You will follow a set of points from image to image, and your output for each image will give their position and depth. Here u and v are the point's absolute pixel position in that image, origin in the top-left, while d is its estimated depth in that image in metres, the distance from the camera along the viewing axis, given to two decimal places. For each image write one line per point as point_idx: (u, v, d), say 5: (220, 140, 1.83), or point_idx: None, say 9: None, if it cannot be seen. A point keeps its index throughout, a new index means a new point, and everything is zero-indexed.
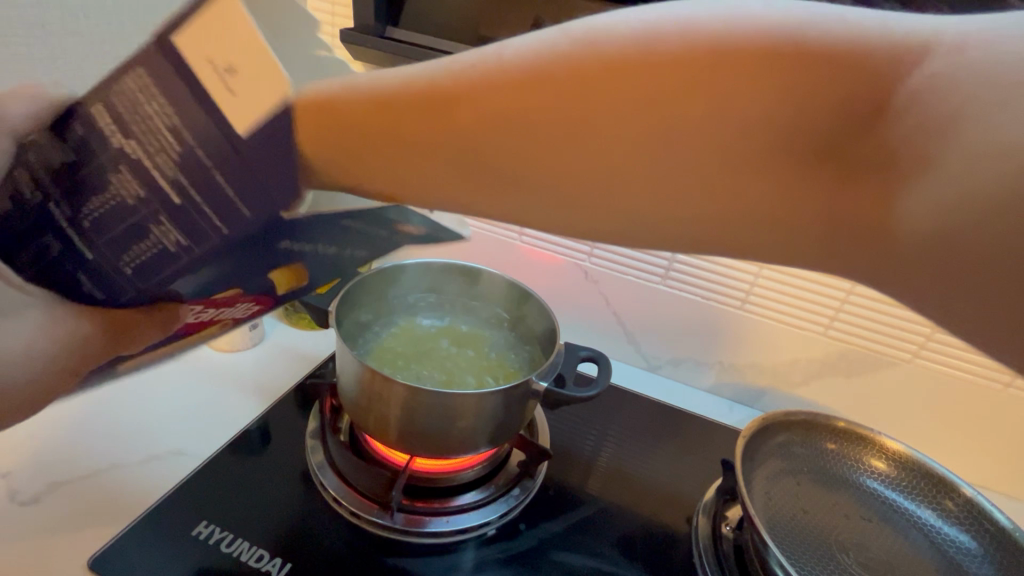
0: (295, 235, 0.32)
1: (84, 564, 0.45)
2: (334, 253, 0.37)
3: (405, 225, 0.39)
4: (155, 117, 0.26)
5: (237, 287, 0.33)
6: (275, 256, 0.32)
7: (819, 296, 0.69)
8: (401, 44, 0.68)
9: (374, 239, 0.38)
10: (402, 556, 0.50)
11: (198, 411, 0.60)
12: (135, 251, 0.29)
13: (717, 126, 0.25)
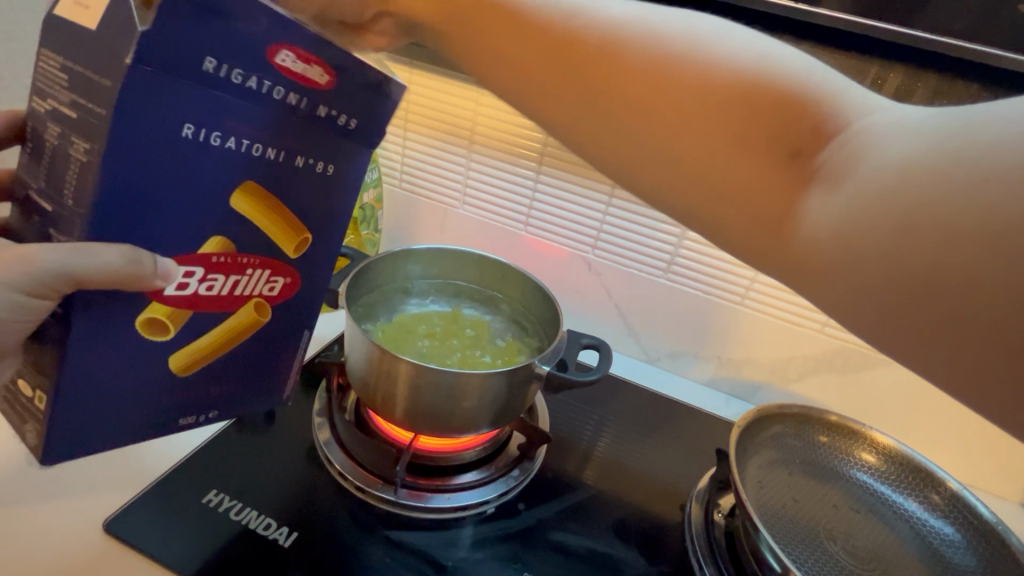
0: (211, 120, 0.34)
1: (100, 525, 0.47)
2: (282, 159, 0.39)
3: (325, 106, 0.39)
4: (55, 69, 0.34)
5: (218, 233, 0.39)
6: (190, 150, 0.35)
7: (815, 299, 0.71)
8: None
9: (318, 130, 0.40)
10: (403, 530, 0.52)
11: None
12: (68, 178, 0.34)
13: (703, 115, 0.32)
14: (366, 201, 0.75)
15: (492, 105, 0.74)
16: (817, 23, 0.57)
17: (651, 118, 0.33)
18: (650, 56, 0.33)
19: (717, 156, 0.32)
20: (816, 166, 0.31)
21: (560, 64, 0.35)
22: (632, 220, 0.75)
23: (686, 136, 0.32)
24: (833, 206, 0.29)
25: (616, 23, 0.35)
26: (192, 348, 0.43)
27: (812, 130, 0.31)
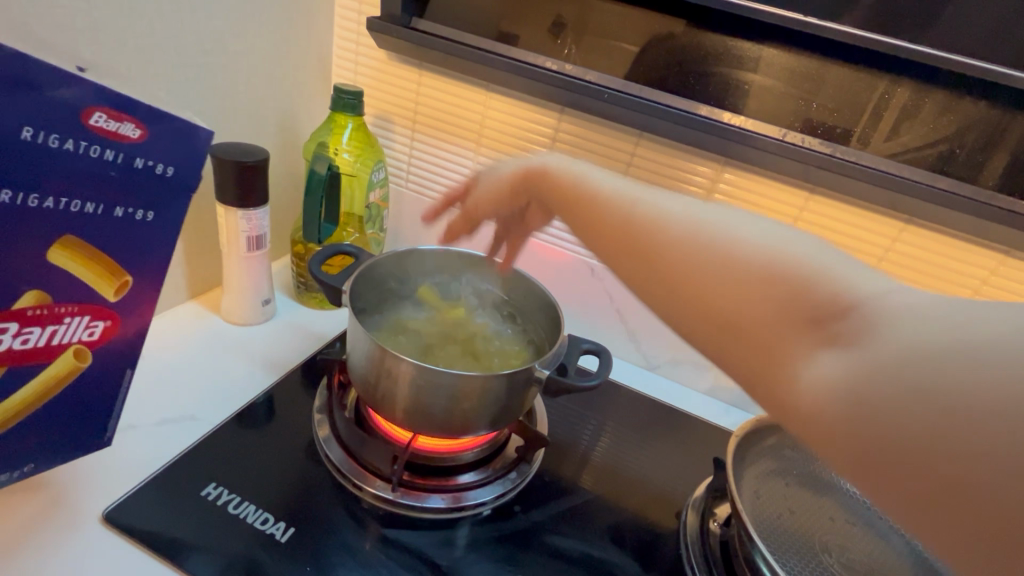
0: (26, 183, 0.35)
1: (99, 515, 0.47)
2: (100, 211, 0.39)
3: (141, 157, 0.39)
4: None
5: (36, 288, 0.38)
6: (6, 211, 0.35)
7: None
8: (426, 35, 0.70)
9: (139, 186, 0.40)
10: (400, 529, 0.52)
11: (208, 381, 0.62)
12: None
13: (734, 284, 0.35)
14: (372, 200, 0.75)
15: (501, 108, 0.75)
16: (824, 35, 0.57)
17: (703, 272, 0.36)
18: (693, 236, 0.38)
19: (758, 327, 0.34)
20: (844, 335, 0.31)
21: (605, 243, 0.43)
22: None
23: (725, 301, 0.35)
24: (838, 370, 0.30)
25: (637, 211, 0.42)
26: (7, 411, 0.41)
27: (828, 312, 0.32)
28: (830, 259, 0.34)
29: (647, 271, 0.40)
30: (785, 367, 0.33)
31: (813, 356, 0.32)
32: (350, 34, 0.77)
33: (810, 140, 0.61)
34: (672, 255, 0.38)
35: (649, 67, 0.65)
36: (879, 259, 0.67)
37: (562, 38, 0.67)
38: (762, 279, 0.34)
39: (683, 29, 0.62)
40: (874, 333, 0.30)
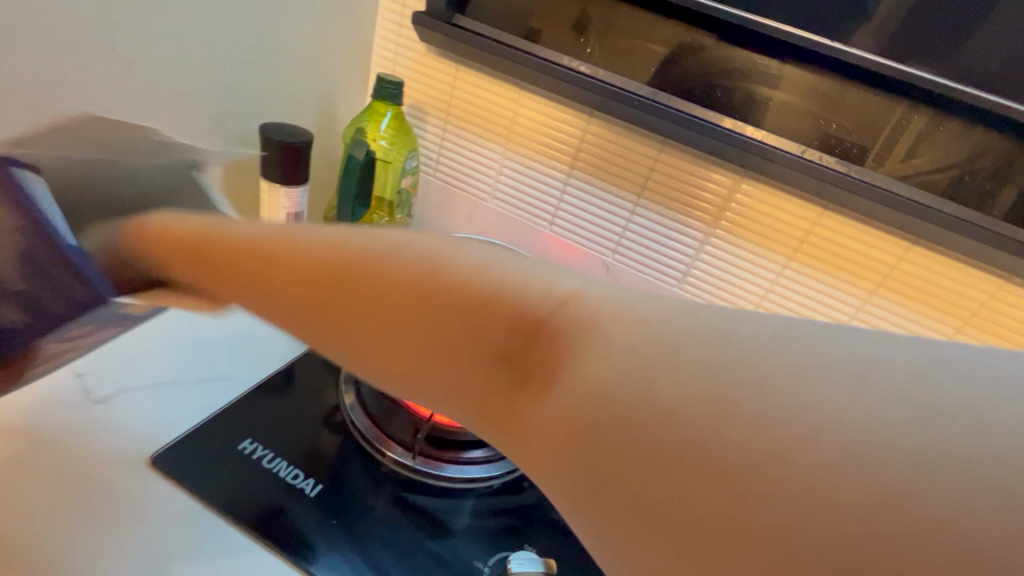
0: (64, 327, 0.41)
1: (147, 458, 0.51)
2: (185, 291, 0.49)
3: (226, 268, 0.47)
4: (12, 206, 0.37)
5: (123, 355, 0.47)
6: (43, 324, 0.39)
7: (845, 293, 0.72)
8: (468, 33, 0.73)
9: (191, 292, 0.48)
10: (417, 493, 0.56)
11: (242, 346, 0.66)
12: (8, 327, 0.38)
13: (418, 328, 0.27)
14: (403, 186, 0.79)
15: (532, 106, 0.78)
16: (842, 59, 0.60)
17: (399, 326, 0.27)
18: (409, 278, 0.27)
19: (477, 382, 0.27)
20: (546, 361, 0.26)
21: (289, 289, 0.28)
22: (652, 232, 0.79)
23: (428, 357, 0.27)
24: (548, 408, 0.25)
25: (350, 238, 0.29)
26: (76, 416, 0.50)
27: (523, 317, 0.26)
28: (502, 256, 0.28)
29: (374, 350, 0.28)
30: (508, 411, 0.26)
31: (522, 396, 0.26)
32: (391, 26, 0.80)
33: (827, 158, 0.64)
34: (378, 318, 0.27)
35: (677, 77, 0.68)
36: (885, 277, 0.70)
37: (584, 37, 0.70)
38: (477, 311, 0.26)
39: (706, 39, 0.65)
40: (572, 343, 0.25)
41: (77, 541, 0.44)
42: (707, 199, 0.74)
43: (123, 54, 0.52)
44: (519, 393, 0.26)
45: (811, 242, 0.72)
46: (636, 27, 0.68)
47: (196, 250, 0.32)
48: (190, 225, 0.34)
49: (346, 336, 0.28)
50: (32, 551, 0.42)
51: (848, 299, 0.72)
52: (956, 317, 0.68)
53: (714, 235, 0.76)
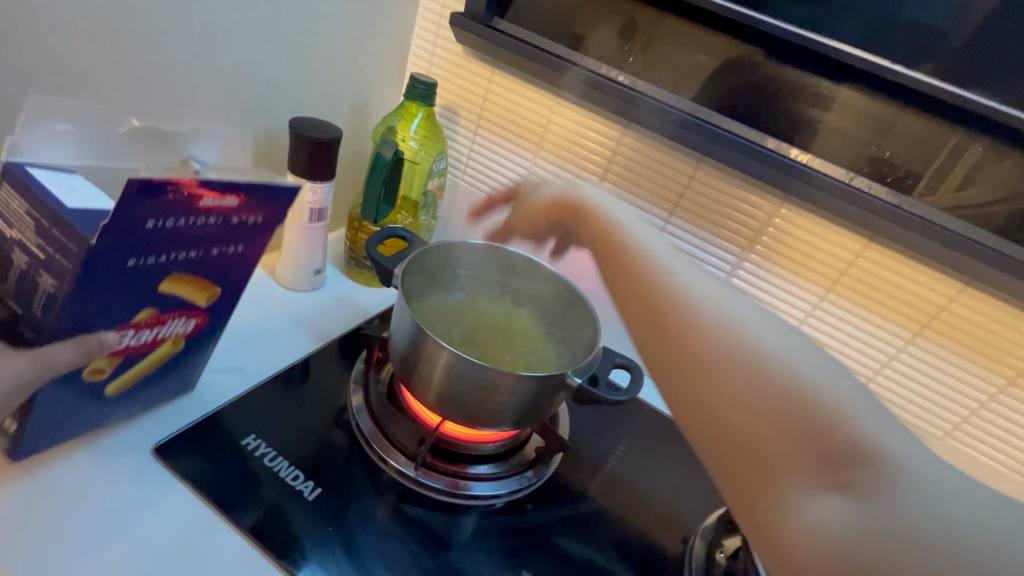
0: (142, 251, 0.38)
1: (152, 448, 0.50)
2: (227, 243, 0.44)
3: (238, 210, 0.42)
4: (16, 206, 0.37)
5: (151, 310, 0.43)
6: (129, 275, 0.39)
7: (886, 331, 0.68)
8: (505, 36, 0.72)
9: (225, 234, 0.43)
10: (416, 506, 0.55)
11: (257, 338, 0.66)
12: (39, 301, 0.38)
13: (752, 398, 0.36)
14: (429, 188, 0.78)
15: (567, 116, 0.76)
16: (899, 81, 0.56)
17: (741, 388, 0.37)
18: (748, 360, 0.38)
19: (768, 457, 0.35)
20: (846, 479, 0.34)
21: (680, 337, 0.40)
22: (682, 250, 0.75)
23: (748, 416, 0.36)
24: (810, 496, 0.34)
25: (720, 315, 0.40)
26: (133, 373, 0.47)
27: (851, 446, 0.34)
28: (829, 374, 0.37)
29: (689, 391, 0.39)
30: (771, 495, 0.35)
31: (779, 479, 0.35)
32: (430, 25, 0.79)
33: (877, 187, 0.60)
34: (716, 378, 0.38)
35: (719, 93, 0.65)
36: (931, 319, 0.65)
37: (629, 45, 0.68)
38: (806, 414, 0.35)
39: (754, 54, 0.62)
40: (858, 458, 0.34)
41: (74, 533, 0.43)
42: (744, 221, 0.71)
43: (160, 41, 0.52)
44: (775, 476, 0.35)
45: (853, 275, 0.67)
46: (681, 37, 0.65)
47: (621, 281, 0.46)
48: (614, 229, 0.51)
49: (687, 377, 0.39)
50: (30, 538, 0.42)
51: (888, 339, 0.68)
52: (1008, 368, 0.63)
53: (748, 257, 0.72)
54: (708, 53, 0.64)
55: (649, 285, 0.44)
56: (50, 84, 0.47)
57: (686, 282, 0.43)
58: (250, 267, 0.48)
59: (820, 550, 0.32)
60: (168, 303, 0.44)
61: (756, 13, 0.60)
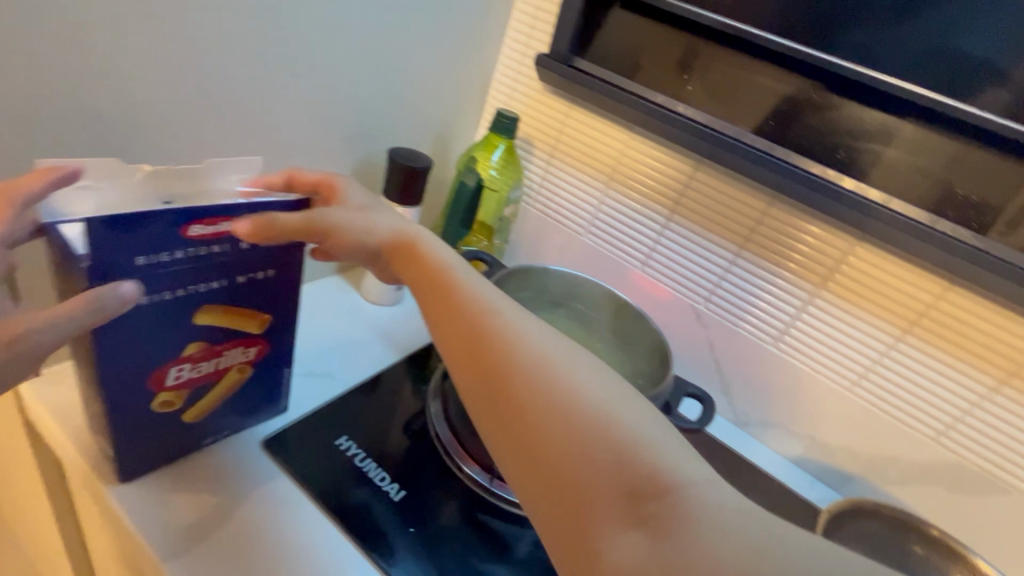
0: (155, 286, 0.40)
1: (260, 441, 0.56)
2: (254, 269, 0.45)
3: (242, 240, 0.42)
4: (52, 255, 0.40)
5: (197, 342, 0.44)
6: (151, 313, 0.41)
7: (968, 379, 0.66)
8: (585, 75, 0.77)
9: (244, 261, 0.43)
10: (489, 515, 0.58)
11: (346, 347, 0.71)
12: (80, 350, 0.42)
13: (570, 447, 0.34)
14: (505, 215, 0.83)
15: (640, 151, 0.79)
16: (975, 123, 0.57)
17: (565, 440, 0.35)
18: (599, 412, 0.35)
19: (588, 503, 0.33)
20: (647, 518, 0.32)
21: (491, 369, 0.38)
22: (750, 287, 0.76)
23: (558, 464, 0.34)
24: (640, 556, 0.31)
25: (554, 361, 0.38)
26: (205, 403, 0.49)
27: (653, 482, 0.33)
28: (655, 432, 0.36)
29: (477, 384, 0.38)
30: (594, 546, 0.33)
31: (619, 538, 0.32)
32: (513, 63, 0.85)
33: (962, 231, 0.60)
34: (548, 422, 0.35)
35: (784, 130, 0.68)
36: (1019, 369, 0.63)
37: (687, 72, 0.72)
38: (624, 462, 0.34)
39: (807, 86, 0.65)
40: (683, 522, 0.32)
41: (200, 521, 0.48)
42: (817, 259, 0.71)
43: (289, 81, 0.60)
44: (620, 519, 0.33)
45: (932, 319, 0.66)
46: (734, 64, 0.69)
47: (445, 316, 0.41)
48: (442, 272, 0.43)
49: (507, 423, 0.37)
50: (166, 520, 0.47)
51: (970, 386, 0.66)
52: None
53: (818, 297, 0.72)
54: (770, 83, 0.67)
55: (449, 287, 0.42)
56: (201, 119, 0.55)
57: (507, 321, 0.40)
58: (292, 290, 0.48)
59: None
60: (217, 336, 0.45)
61: (823, 54, 0.62)
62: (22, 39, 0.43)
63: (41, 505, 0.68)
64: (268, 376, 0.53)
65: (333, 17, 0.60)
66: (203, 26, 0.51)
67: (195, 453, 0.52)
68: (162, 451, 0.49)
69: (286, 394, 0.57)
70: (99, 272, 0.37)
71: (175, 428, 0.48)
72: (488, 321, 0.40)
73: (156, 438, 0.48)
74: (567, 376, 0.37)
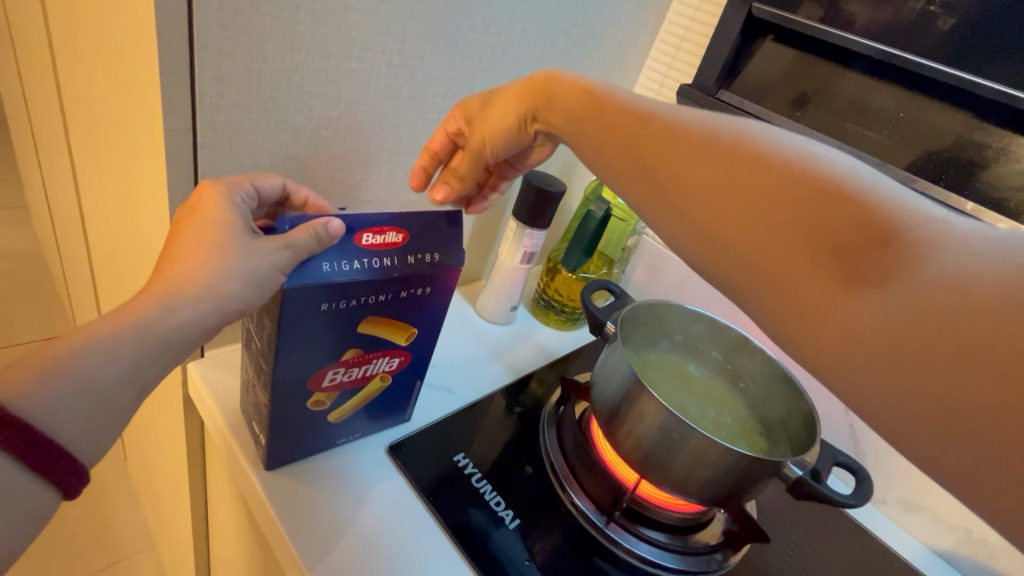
0: (333, 296, 0.42)
1: (386, 447, 0.57)
2: (416, 284, 0.46)
3: (409, 254, 0.45)
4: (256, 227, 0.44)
5: (356, 347, 0.47)
6: (324, 319, 0.43)
7: None
8: (729, 107, 0.74)
9: (411, 276, 0.45)
10: (601, 559, 0.55)
11: (464, 362, 0.72)
12: (258, 349, 0.46)
13: (770, 210, 0.32)
14: (629, 245, 0.83)
15: None
16: None
17: (765, 200, 0.32)
18: (792, 160, 0.32)
19: (781, 236, 0.31)
20: (868, 269, 0.29)
21: (666, 156, 0.37)
22: None
23: (763, 233, 0.32)
24: (877, 307, 0.28)
25: (729, 132, 0.35)
26: (351, 404, 0.52)
27: (871, 231, 0.29)
28: (871, 173, 0.31)
29: (643, 162, 0.38)
30: (799, 289, 0.31)
31: (850, 294, 0.29)
32: (650, 92, 0.84)
33: None
34: (740, 191, 0.33)
35: (961, 178, 0.60)
36: None
37: (801, 109, 0.70)
38: (837, 206, 0.30)
39: (974, 130, 0.58)
40: (919, 259, 0.28)
41: (330, 517, 0.50)
42: None
43: (448, 103, 0.62)
44: (821, 259, 0.30)
45: None
46: (864, 102, 0.65)
47: (600, 127, 0.43)
48: (584, 90, 0.46)
49: (694, 199, 0.35)
50: (300, 512, 0.49)
51: None
52: None
53: None
54: (922, 129, 0.62)
55: (604, 97, 0.44)
56: (369, 135, 0.58)
57: (662, 107, 0.39)
58: (441, 305, 0.50)
59: (851, 329, 0.29)
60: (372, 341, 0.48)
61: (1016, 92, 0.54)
62: (248, 62, 0.46)
63: (180, 479, 0.74)
64: (403, 383, 0.55)
65: (498, 43, 0.61)
66: (390, 52, 0.54)
67: (328, 451, 0.55)
68: (306, 445, 0.52)
69: (412, 403, 0.58)
70: (293, 269, 0.40)
71: (319, 424, 0.51)
72: (643, 112, 0.40)
73: (302, 431, 0.50)
74: (742, 128, 0.35)
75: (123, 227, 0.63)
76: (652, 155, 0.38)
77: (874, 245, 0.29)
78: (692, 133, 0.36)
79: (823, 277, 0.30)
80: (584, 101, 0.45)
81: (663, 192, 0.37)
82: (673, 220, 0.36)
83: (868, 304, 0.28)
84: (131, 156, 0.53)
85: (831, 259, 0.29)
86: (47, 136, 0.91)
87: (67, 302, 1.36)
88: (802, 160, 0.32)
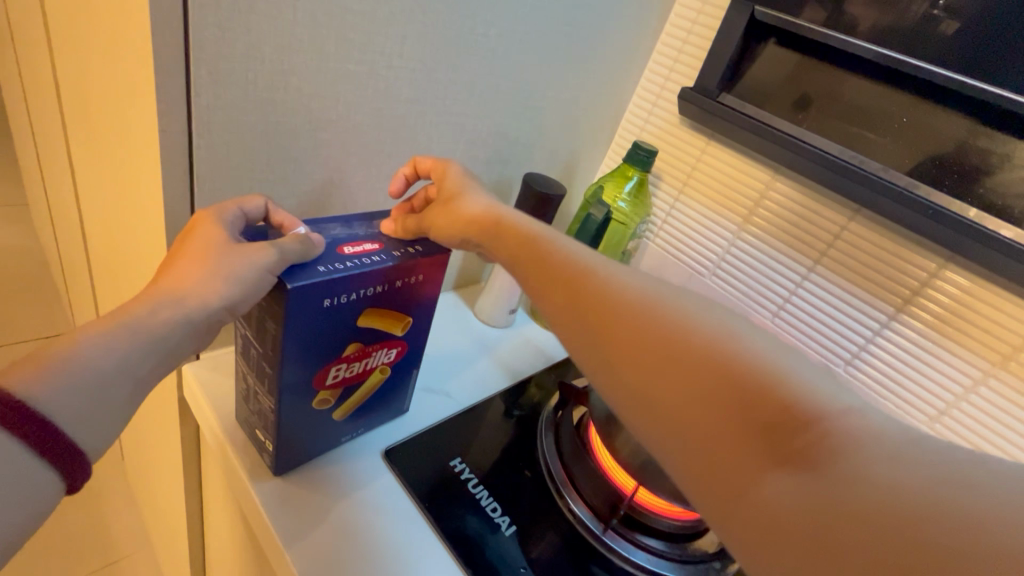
0: (334, 293, 0.42)
1: (382, 450, 0.57)
2: (411, 273, 0.46)
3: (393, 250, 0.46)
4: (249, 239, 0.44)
5: (357, 342, 0.47)
6: (323, 317, 0.42)
7: None
8: (730, 111, 0.73)
9: (403, 266, 0.45)
10: (598, 565, 0.54)
11: (461, 365, 0.72)
12: (258, 354, 0.46)
13: (696, 384, 0.32)
14: (629, 248, 0.83)
15: (786, 194, 0.74)
16: None
17: (687, 378, 0.32)
18: (717, 351, 0.32)
19: (706, 415, 0.31)
20: (789, 459, 0.29)
21: (601, 325, 0.36)
22: (903, 353, 0.68)
23: (689, 408, 0.31)
24: (796, 496, 0.28)
25: (657, 299, 0.36)
26: (354, 399, 0.52)
27: (791, 422, 0.29)
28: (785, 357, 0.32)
29: (576, 316, 0.38)
30: (723, 472, 0.30)
31: (771, 480, 0.29)
32: (650, 95, 0.84)
33: None
34: (672, 381, 0.32)
35: (964, 184, 0.59)
36: None
37: (804, 111, 0.69)
38: (757, 397, 0.30)
39: (977, 133, 0.58)
40: (830, 454, 0.28)
41: (324, 521, 0.49)
42: (999, 336, 0.61)
43: (447, 105, 0.61)
44: (744, 442, 0.30)
45: None
46: (867, 105, 0.65)
47: (533, 267, 0.43)
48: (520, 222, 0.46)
49: (634, 389, 0.34)
50: (293, 515, 0.49)
51: None
52: None
53: (993, 377, 0.62)
54: (923, 129, 0.61)
55: (539, 234, 0.44)
56: (367, 136, 0.58)
57: (595, 260, 0.40)
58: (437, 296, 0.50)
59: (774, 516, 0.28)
60: (370, 338, 0.48)
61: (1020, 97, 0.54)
62: (244, 62, 0.46)
63: (175, 478, 0.74)
64: (399, 379, 0.55)
65: (498, 46, 0.61)
66: (389, 53, 0.53)
67: (322, 454, 0.54)
68: (307, 449, 0.52)
69: (408, 395, 0.59)
70: (290, 272, 0.40)
71: (317, 426, 0.51)
72: (577, 261, 0.40)
73: (302, 436, 0.50)
74: (669, 298, 0.36)
75: (119, 227, 0.62)
76: (585, 308, 0.37)
77: (794, 430, 0.29)
78: (622, 292, 0.36)
79: (746, 460, 0.30)
80: (520, 232, 0.45)
81: (594, 352, 0.36)
82: (603, 381, 0.36)
83: (788, 493, 0.28)
84: (126, 155, 0.52)
85: (754, 440, 0.30)
86: (45, 134, 0.90)
87: (66, 300, 1.36)
88: (725, 339, 0.32)
